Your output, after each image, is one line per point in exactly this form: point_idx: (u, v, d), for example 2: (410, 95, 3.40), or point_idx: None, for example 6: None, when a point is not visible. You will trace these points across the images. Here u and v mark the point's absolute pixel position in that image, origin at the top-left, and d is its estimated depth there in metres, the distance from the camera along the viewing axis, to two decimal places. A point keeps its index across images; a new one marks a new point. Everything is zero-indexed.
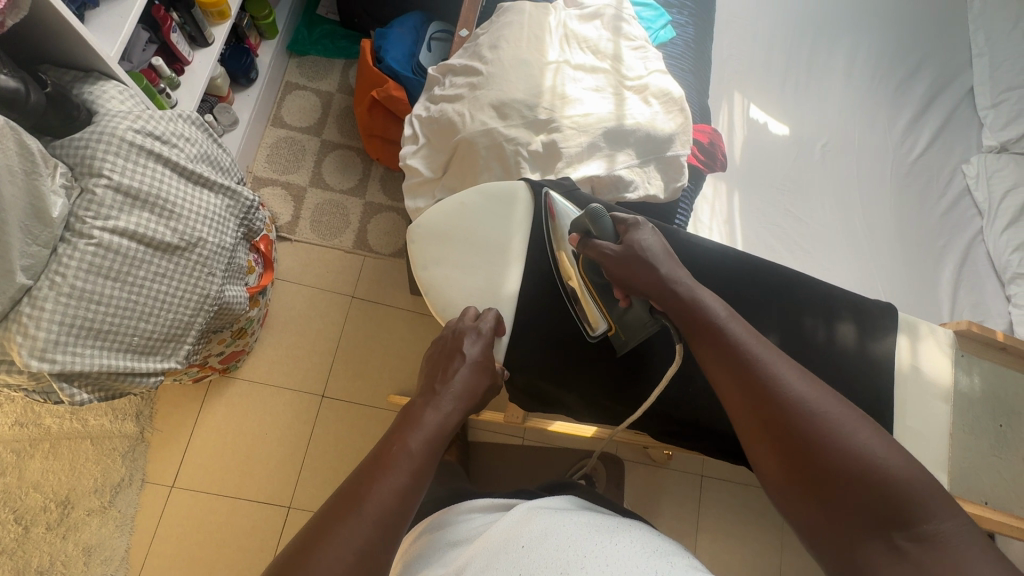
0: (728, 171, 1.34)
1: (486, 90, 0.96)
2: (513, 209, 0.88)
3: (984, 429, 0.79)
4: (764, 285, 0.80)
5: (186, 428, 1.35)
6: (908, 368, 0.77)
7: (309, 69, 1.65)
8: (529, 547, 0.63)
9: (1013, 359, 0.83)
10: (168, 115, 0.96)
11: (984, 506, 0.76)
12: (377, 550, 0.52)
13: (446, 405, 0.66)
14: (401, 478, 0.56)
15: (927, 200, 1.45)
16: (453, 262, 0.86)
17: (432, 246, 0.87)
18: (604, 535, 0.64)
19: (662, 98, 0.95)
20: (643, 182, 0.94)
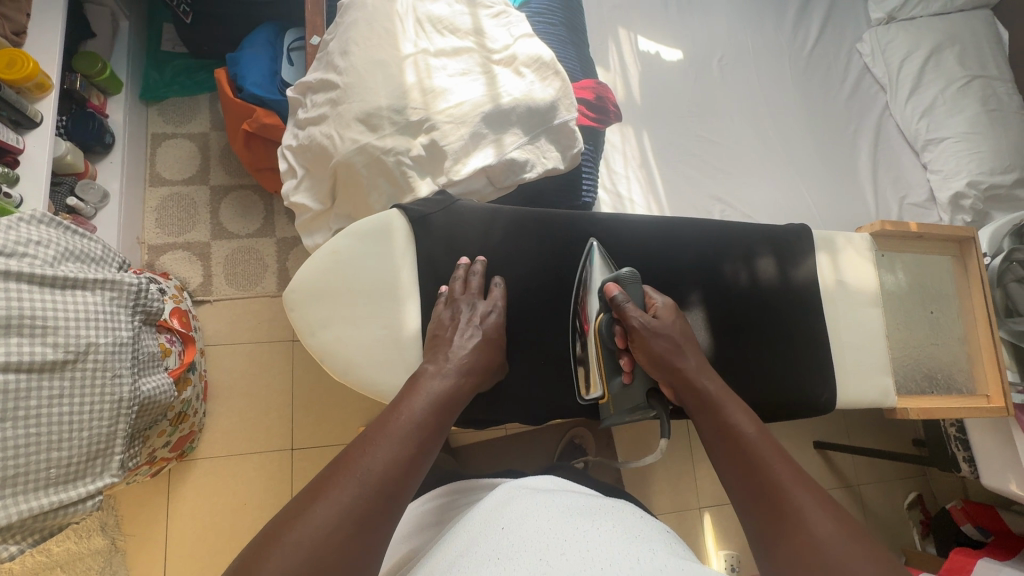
0: (632, 112, 1.28)
1: (348, 104, 0.87)
2: (391, 242, 0.84)
3: (915, 317, 0.84)
4: (667, 246, 0.83)
5: (159, 523, 1.28)
6: (833, 284, 0.82)
7: (172, 114, 1.50)
8: (507, 530, 0.61)
9: (930, 244, 0.85)
10: (7, 225, 0.88)
11: (932, 393, 0.81)
12: (371, 513, 0.52)
13: (454, 375, 0.70)
14: (403, 431, 0.60)
15: (829, 89, 1.44)
16: (342, 318, 0.82)
17: (318, 307, 0.82)
18: (584, 517, 0.63)
19: (535, 64, 0.88)
20: (539, 158, 0.89)
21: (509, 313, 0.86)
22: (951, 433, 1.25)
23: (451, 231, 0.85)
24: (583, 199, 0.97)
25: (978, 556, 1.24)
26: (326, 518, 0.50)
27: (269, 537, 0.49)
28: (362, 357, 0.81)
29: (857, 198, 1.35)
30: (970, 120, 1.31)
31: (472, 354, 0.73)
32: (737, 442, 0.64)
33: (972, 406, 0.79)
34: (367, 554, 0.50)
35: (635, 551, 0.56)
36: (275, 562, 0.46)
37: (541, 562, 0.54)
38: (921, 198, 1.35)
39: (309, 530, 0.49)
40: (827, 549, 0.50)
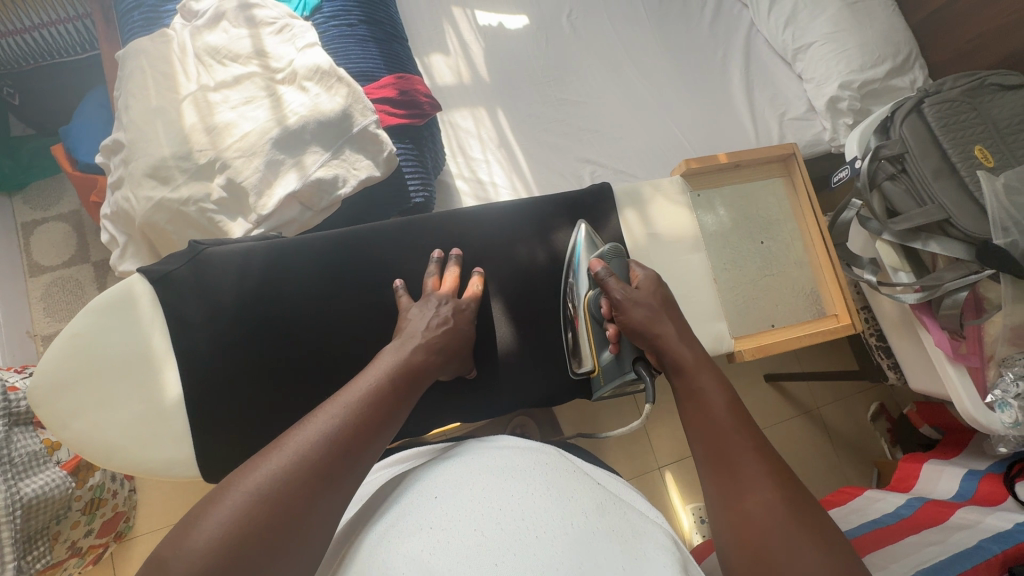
0: (482, 91, 1.23)
1: (135, 161, 0.82)
2: (134, 310, 0.74)
3: (745, 249, 0.93)
4: (487, 238, 0.86)
5: None
6: (646, 237, 0.87)
7: (37, 198, 1.46)
8: (442, 502, 0.54)
9: (744, 171, 0.95)
10: None
11: (772, 327, 0.90)
12: (331, 468, 0.50)
13: (420, 350, 0.67)
14: (364, 393, 0.59)
15: (690, 19, 1.38)
16: (95, 406, 0.71)
17: (62, 399, 0.70)
18: (540, 478, 0.57)
19: (316, 75, 0.83)
20: (349, 170, 0.85)
21: (353, 334, 0.80)
22: (872, 344, 1.22)
23: (241, 257, 0.76)
24: (412, 199, 0.93)
25: (925, 460, 1.22)
26: (261, 489, 0.47)
27: (202, 505, 0.46)
28: (123, 441, 0.71)
29: (736, 125, 1.29)
30: (832, 19, 1.25)
31: (440, 335, 0.71)
32: (697, 396, 0.63)
33: (805, 331, 0.89)
34: (307, 523, 0.46)
35: (581, 520, 0.51)
36: (225, 513, 0.44)
37: (477, 538, 0.48)
38: (801, 111, 1.29)
39: (264, 480, 0.47)
40: (746, 474, 0.53)
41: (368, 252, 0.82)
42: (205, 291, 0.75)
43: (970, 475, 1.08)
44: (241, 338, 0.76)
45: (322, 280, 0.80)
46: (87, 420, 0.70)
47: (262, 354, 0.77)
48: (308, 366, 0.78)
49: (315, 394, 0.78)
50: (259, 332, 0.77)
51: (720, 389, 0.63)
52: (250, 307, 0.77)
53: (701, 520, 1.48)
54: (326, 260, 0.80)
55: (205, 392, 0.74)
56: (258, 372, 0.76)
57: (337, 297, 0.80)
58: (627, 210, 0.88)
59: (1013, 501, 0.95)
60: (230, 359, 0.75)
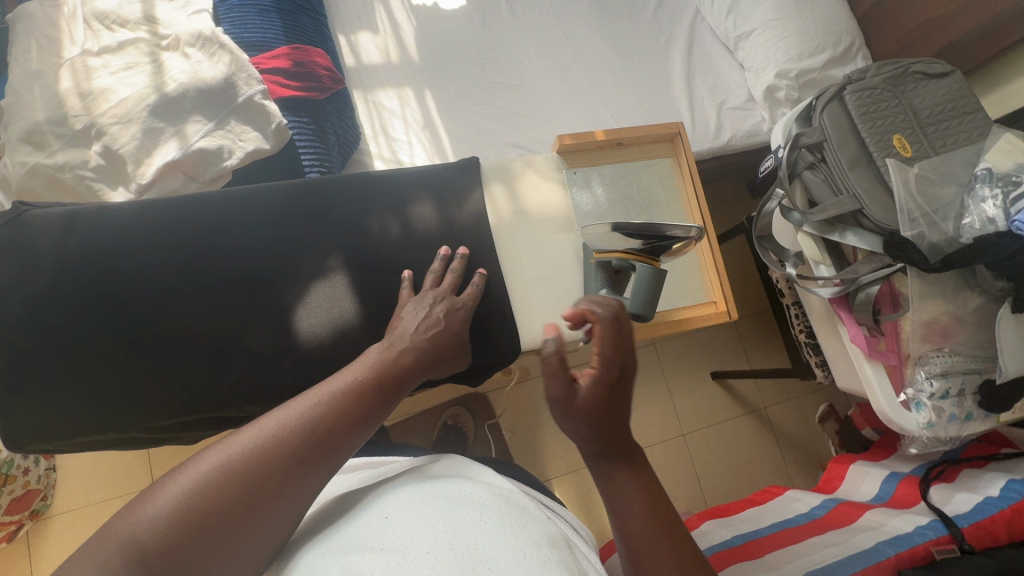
0: (410, 73, 1.20)
1: (11, 125, 0.80)
2: None
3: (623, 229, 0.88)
4: (362, 208, 0.81)
5: None
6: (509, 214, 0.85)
7: None
8: (391, 521, 0.50)
9: (629, 149, 0.92)
10: None
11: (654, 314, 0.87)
12: (290, 466, 0.45)
13: (413, 349, 0.62)
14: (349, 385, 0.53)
15: (633, 5, 1.35)
16: None
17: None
18: (499, 509, 0.53)
19: (198, 42, 0.81)
20: (235, 142, 0.82)
21: (206, 304, 0.74)
22: (802, 341, 1.19)
23: (66, 217, 0.72)
24: (307, 174, 0.90)
25: (853, 461, 1.19)
26: (232, 463, 0.43)
27: (155, 484, 0.42)
28: None
29: (672, 113, 1.26)
30: (774, 6, 1.21)
31: (439, 330, 0.67)
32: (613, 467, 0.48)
33: (686, 316, 0.87)
34: (275, 511, 0.44)
35: (529, 543, 0.49)
36: (166, 500, 0.40)
37: (429, 559, 0.45)
38: (740, 100, 1.26)
39: (208, 471, 0.42)
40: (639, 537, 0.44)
41: (225, 220, 0.77)
42: (24, 252, 0.70)
43: (891, 477, 1.05)
44: (76, 303, 0.71)
45: (181, 247, 0.75)
46: None
47: (92, 320, 0.71)
48: (146, 335, 0.72)
49: (150, 364, 0.72)
50: (88, 296, 0.71)
51: (615, 458, 0.47)
52: (79, 271, 0.71)
53: None
54: (173, 225, 0.75)
55: (26, 358, 0.69)
56: (88, 341, 0.70)
57: (193, 268, 0.75)
58: (495, 184, 0.86)
59: (924, 504, 0.92)
60: (55, 324, 0.70)
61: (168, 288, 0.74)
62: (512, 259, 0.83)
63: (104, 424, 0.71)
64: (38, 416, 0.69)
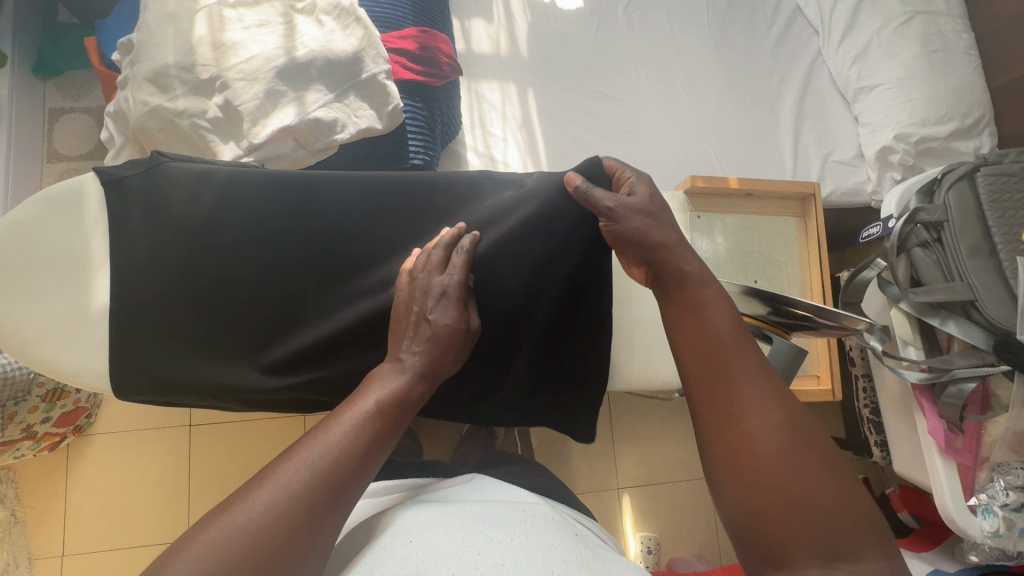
0: (516, 68, 1.18)
1: (140, 63, 0.80)
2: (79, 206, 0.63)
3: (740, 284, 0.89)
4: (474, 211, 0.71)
5: (58, 497, 1.31)
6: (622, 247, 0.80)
7: (70, 87, 1.47)
8: (418, 543, 0.51)
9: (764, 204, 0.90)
10: None
11: None
12: (304, 516, 0.45)
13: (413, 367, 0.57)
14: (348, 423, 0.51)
15: (753, 36, 1.29)
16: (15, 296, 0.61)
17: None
18: (528, 522, 0.55)
19: (335, 12, 0.80)
20: (350, 117, 0.81)
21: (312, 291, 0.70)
22: (865, 416, 1.14)
23: (187, 175, 0.67)
24: (410, 160, 0.89)
25: None
26: (245, 525, 0.43)
27: (174, 547, 0.42)
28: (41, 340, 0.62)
29: (775, 155, 1.21)
30: (906, 63, 1.14)
31: (437, 347, 0.59)
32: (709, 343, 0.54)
33: None
34: (298, 561, 0.44)
35: (555, 566, 0.48)
36: (191, 560, 0.41)
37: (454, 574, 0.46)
38: (848, 155, 1.20)
39: (227, 530, 0.43)
40: (770, 449, 0.46)
41: (345, 207, 0.70)
42: (144, 203, 0.66)
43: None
44: (171, 268, 0.66)
45: (296, 226, 0.69)
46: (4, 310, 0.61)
47: (190, 289, 0.67)
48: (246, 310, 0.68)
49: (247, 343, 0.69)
50: (194, 263, 0.67)
51: (732, 339, 0.53)
52: (190, 234, 0.66)
53: (648, 551, 1.43)
54: (289, 201, 0.69)
55: (125, 324, 0.65)
56: (184, 310, 0.67)
57: (304, 250, 0.69)
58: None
59: None
60: (152, 291, 0.66)
61: (279, 267, 0.69)
62: (623, 294, 0.82)
63: (193, 393, 0.69)
64: (128, 376, 0.67)
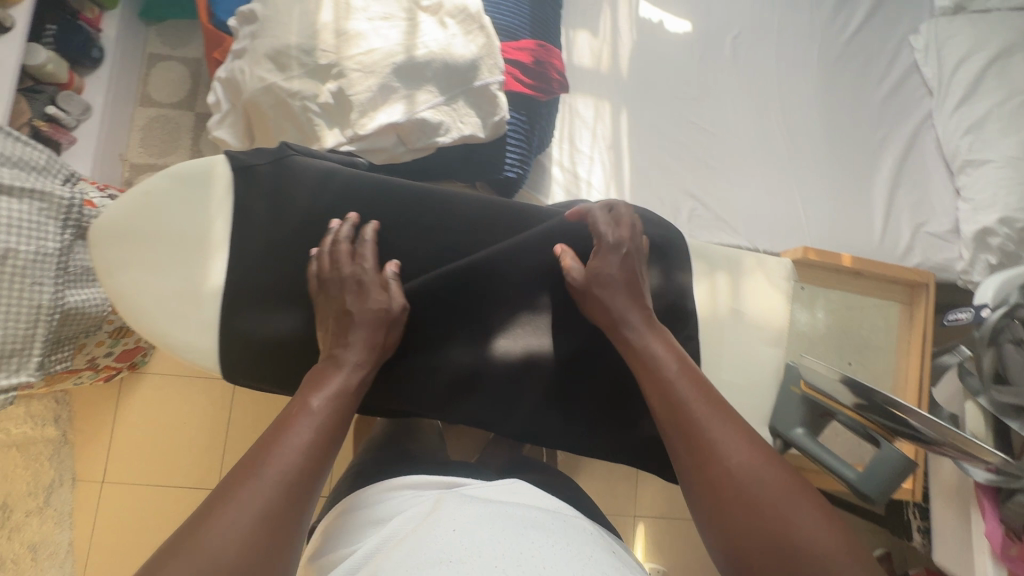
0: (614, 87, 1.16)
1: (262, 39, 0.81)
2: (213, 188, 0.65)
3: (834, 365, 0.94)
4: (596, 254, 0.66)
5: (105, 426, 1.38)
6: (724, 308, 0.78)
7: (171, 35, 1.51)
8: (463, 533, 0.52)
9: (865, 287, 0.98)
10: None
11: None
12: (282, 509, 0.44)
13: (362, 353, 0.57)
14: (308, 421, 0.50)
15: (862, 87, 1.23)
16: (140, 264, 0.64)
17: (111, 245, 0.64)
18: (568, 530, 0.55)
19: (460, 16, 0.80)
20: (455, 122, 0.81)
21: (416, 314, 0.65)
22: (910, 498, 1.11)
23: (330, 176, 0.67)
24: (505, 172, 0.89)
25: None
26: (224, 532, 0.41)
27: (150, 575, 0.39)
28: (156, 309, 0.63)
29: (865, 216, 1.16)
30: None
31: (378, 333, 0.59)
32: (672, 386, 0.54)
33: None
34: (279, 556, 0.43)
35: None
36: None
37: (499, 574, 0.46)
38: (941, 229, 1.15)
39: (213, 539, 0.41)
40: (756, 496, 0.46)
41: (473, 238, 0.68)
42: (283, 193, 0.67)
43: None
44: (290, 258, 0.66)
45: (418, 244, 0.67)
46: (128, 275, 0.63)
47: (301, 279, 0.66)
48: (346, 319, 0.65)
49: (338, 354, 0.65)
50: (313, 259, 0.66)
51: (691, 387, 0.53)
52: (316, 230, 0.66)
53: None
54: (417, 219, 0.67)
55: (235, 307, 0.64)
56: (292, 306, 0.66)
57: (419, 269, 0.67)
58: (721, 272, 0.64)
59: None
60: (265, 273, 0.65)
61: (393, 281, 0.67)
62: None
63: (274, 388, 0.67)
64: (233, 362, 0.64)
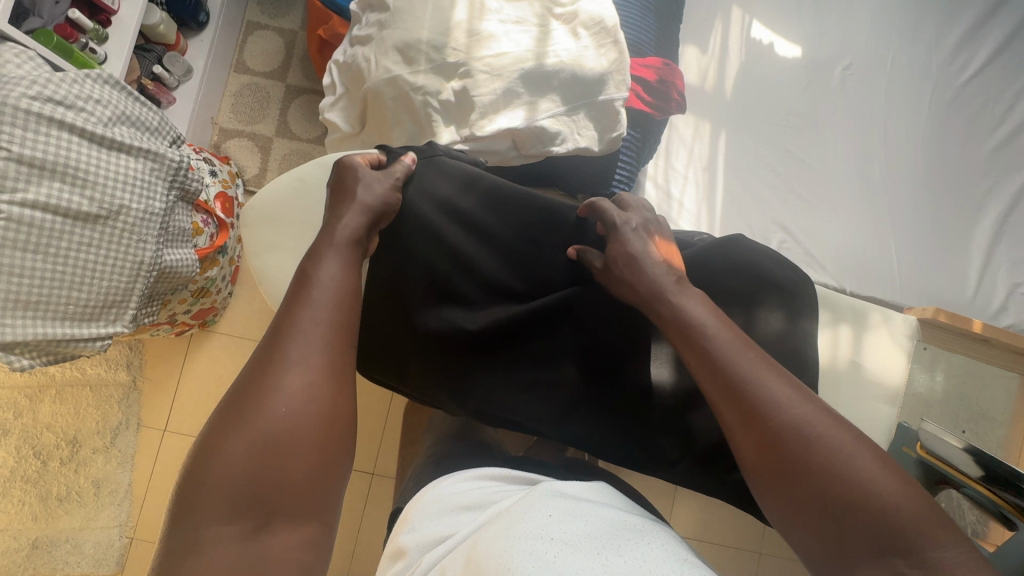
0: (716, 108, 1.13)
1: (392, 30, 0.82)
2: None
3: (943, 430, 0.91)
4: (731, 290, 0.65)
5: (172, 378, 1.44)
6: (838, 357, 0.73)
7: (270, 5, 1.53)
8: (559, 520, 0.48)
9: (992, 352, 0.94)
10: (86, 75, 0.88)
11: None
12: (315, 420, 0.49)
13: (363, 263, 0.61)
14: (323, 334, 0.53)
15: (973, 132, 1.18)
16: (289, 249, 0.70)
17: (265, 229, 0.70)
18: (663, 535, 0.50)
19: (593, 28, 0.80)
20: (572, 133, 0.81)
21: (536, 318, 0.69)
22: None
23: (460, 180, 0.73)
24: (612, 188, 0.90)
25: None
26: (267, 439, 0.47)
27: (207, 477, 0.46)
28: None
29: (960, 269, 1.12)
30: None
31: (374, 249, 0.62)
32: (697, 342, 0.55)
33: None
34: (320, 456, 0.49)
35: None
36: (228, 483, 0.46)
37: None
38: None
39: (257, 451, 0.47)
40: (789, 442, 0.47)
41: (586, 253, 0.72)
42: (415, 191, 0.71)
43: None
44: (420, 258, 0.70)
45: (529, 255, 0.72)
46: (278, 259, 0.69)
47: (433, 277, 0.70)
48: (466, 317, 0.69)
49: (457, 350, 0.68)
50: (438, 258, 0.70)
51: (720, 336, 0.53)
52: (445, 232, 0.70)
53: None
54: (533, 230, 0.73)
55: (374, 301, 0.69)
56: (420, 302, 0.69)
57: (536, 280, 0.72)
58: (844, 325, 0.67)
59: None
60: (403, 272, 0.69)
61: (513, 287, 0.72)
62: None
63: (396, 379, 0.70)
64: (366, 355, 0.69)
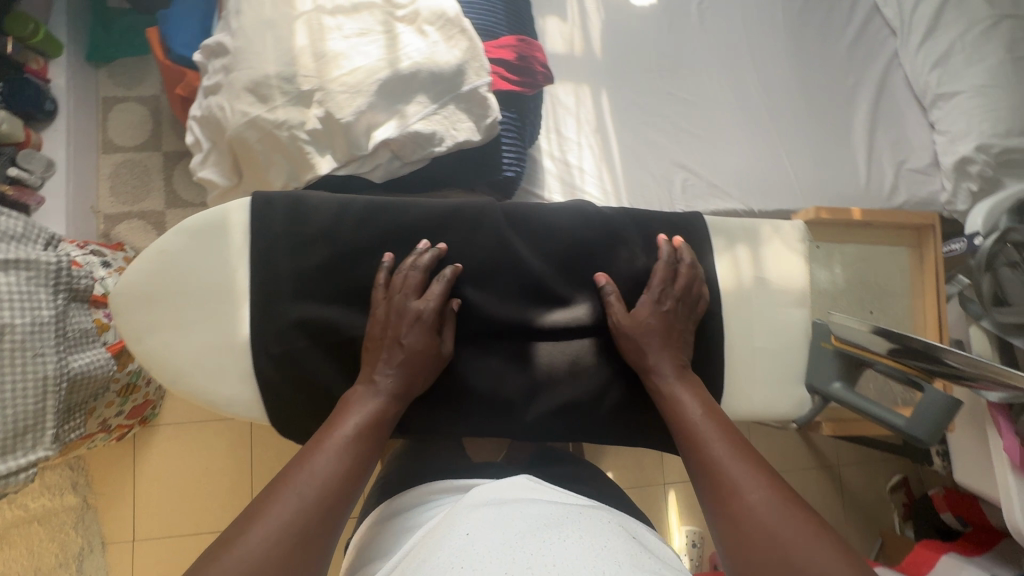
0: (591, 69, 1.16)
1: (237, 72, 0.79)
2: (223, 239, 0.68)
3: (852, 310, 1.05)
4: (630, 239, 0.73)
5: (126, 485, 1.35)
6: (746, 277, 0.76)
7: (123, 76, 1.45)
8: (476, 532, 0.45)
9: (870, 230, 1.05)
10: None
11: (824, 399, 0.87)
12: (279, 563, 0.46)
13: (383, 397, 0.62)
14: (311, 483, 0.53)
15: (828, 35, 1.25)
16: (170, 325, 0.67)
17: (137, 312, 0.67)
18: (587, 521, 0.47)
19: (438, 22, 0.79)
20: (449, 129, 0.80)
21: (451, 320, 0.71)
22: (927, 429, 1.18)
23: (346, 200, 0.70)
24: (504, 172, 0.90)
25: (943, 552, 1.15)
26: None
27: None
28: (194, 367, 0.67)
29: (850, 163, 1.19)
30: (989, 71, 1.11)
31: (401, 366, 0.63)
32: (676, 413, 0.63)
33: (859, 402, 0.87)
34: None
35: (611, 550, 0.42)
36: None
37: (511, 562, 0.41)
38: (923, 163, 1.19)
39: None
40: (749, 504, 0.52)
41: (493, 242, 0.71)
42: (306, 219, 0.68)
43: None
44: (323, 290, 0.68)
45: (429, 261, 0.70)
46: (159, 337, 0.67)
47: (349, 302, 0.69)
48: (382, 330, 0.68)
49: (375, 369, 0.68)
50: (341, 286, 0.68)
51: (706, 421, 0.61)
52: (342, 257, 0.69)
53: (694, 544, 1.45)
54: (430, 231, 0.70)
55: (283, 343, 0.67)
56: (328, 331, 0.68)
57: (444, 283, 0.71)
58: (740, 246, 0.74)
59: None
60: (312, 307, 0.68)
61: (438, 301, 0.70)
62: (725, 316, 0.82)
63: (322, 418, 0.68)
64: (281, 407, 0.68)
